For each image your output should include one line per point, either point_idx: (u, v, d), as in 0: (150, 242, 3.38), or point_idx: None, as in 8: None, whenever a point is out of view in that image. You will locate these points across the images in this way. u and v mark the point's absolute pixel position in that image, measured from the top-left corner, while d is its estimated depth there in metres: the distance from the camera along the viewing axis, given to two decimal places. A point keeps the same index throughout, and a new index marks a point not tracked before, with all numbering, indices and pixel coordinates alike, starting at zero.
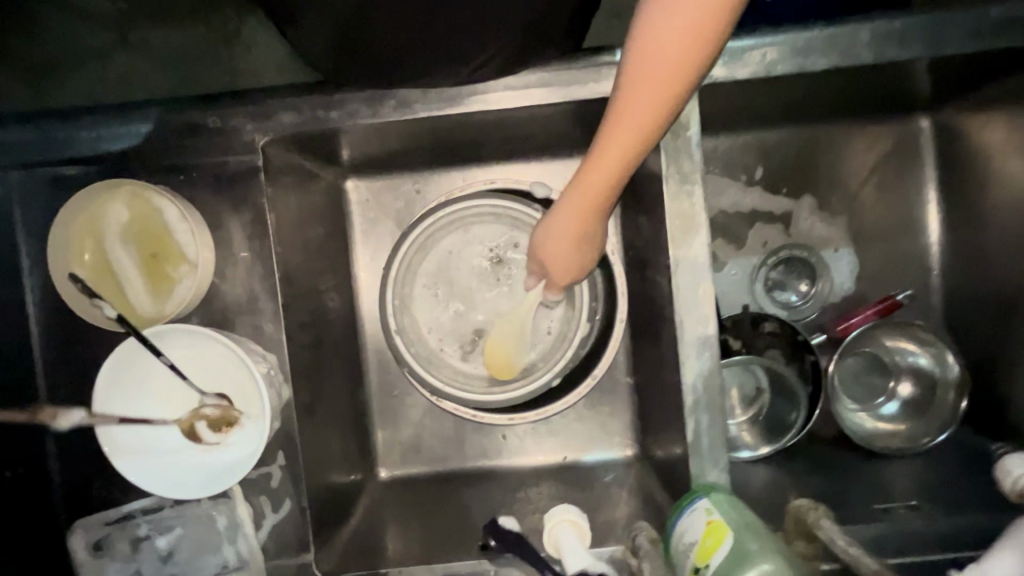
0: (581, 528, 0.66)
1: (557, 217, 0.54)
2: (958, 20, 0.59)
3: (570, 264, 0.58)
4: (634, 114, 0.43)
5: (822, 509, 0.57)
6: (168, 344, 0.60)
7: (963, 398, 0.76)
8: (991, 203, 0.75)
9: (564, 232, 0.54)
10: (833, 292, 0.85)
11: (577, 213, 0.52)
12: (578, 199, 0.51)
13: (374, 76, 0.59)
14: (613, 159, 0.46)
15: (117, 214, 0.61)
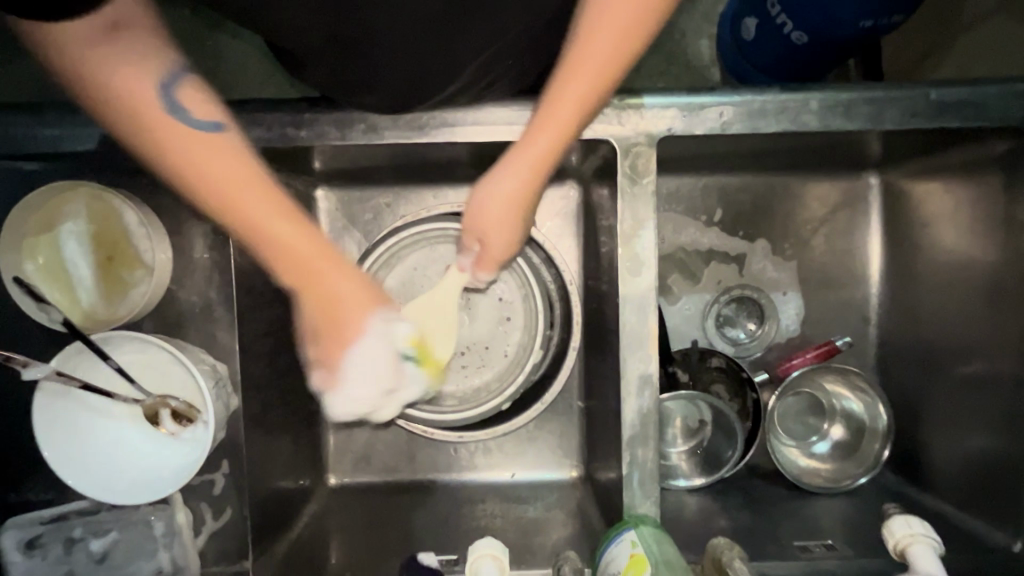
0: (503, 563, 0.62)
1: (505, 170, 0.55)
2: (897, 99, 0.64)
3: (512, 225, 0.58)
4: (597, 55, 0.48)
5: (736, 550, 0.60)
6: (117, 348, 0.60)
7: (885, 448, 0.81)
8: (921, 263, 0.81)
9: (513, 185, 0.55)
10: (779, 334, 0.89)
11: (529, 161, 0.53)
12: (533, 145, 0.53)
13: (354, 99, 0.62)
14: (568, 105, 0.50)
15: (75, 211, 0.62)
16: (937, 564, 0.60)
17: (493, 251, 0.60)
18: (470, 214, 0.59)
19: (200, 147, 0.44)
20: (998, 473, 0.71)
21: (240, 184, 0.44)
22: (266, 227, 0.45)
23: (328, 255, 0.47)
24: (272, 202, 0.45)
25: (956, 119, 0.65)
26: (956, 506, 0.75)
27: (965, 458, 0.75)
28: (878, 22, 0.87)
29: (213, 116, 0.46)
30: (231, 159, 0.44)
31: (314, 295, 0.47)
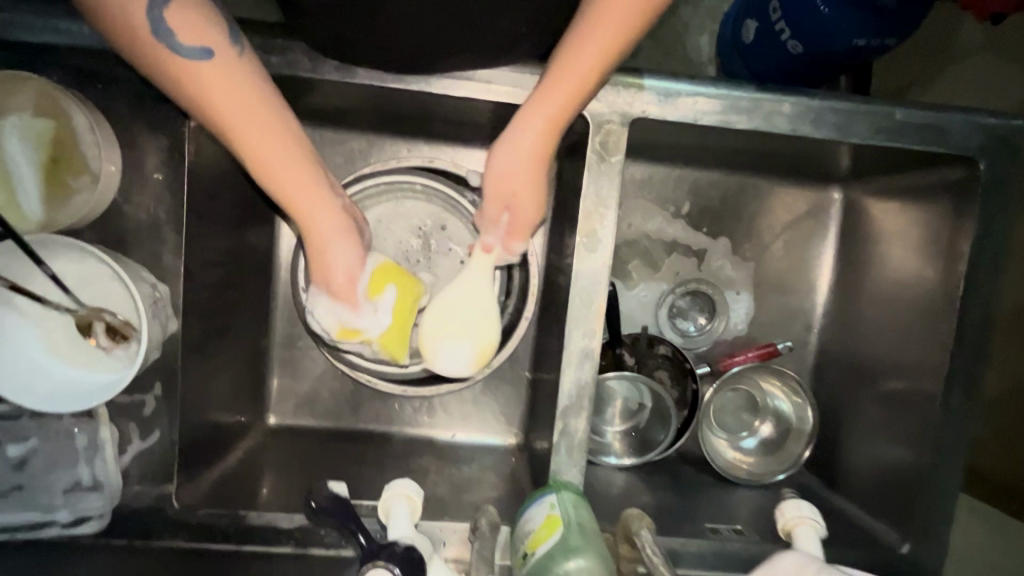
0: (415, 504, 0.64)
1: (521, 134, 0.57)
2: (864, 114, 0.66)
3: (531, 185, 0.60)
4: (608, 24, 0.52)
5: (646, 520, 0.63)
6: (52, 254, 0.58)
7: (806, 448, 0.86)
8: (867, 280, 0.85)
9: (533, 140, 0.57)
10: (727, 331, 0.92)
11: (546, 120, 0.57)
12: (545, 108, 0.56)
13: (326, 40, 0.60)
14: (585, 57, 0.54)
15: (23, 106, 0.59)
16: (818, 545, 0.65)
17: (520, 222, 0.62)
18: (490, 179, 0.60)
19: (200, 71, 0.49)
20: (902, 483, 0.76)
21: (236, 117, 0.50)
22: (264, 163, 0.53)
23: (309, 188, 0.55)
24: (276, 142, 0.53)
25: (917, 142, 0.67)
26: (862, 509, 0.80)
27: (879, 467, 0.80)
28: (870, 43, 0.91)
29: (204, 37, 0.49)
30: (232, 89, 0.50)
31: (304, 227, 0.57)
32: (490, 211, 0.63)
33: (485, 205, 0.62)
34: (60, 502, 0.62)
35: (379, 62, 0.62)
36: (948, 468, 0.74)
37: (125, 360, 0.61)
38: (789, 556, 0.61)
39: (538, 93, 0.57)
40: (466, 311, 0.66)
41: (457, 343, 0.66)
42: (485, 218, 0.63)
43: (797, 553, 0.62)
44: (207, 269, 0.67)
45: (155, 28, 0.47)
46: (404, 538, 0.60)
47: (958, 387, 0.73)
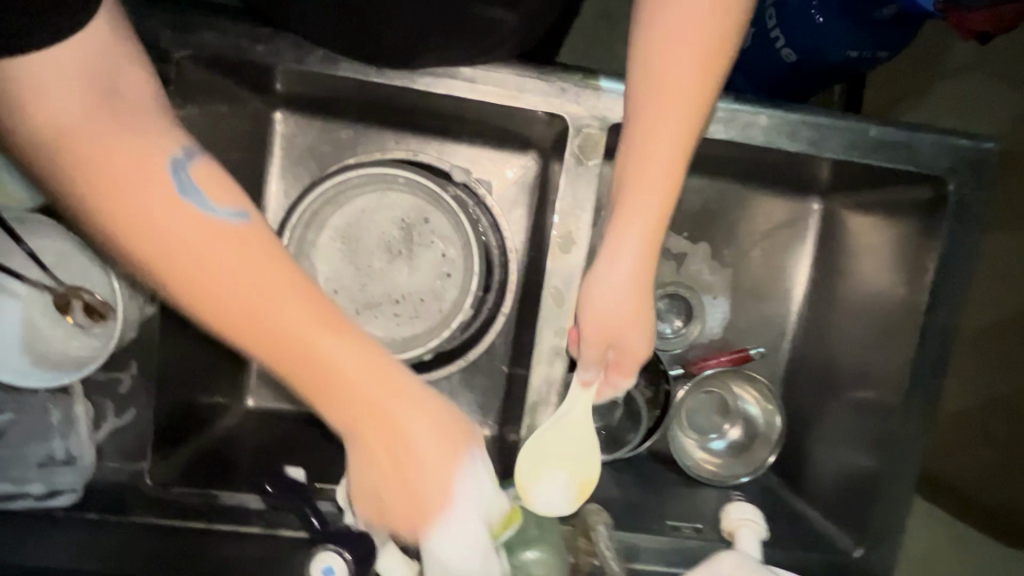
0: None
1: (618, 259, 0.57)
2: (839, 129, 0.67)
3: (639, 306, 0.58)
4: (666, 127, 0.54)
5: (602, 514, 0.66)
6: (34, 235, 0.61)
7: (772, 453, 0.88)
8: (838, 291, 0.87)
9: (630, 268, 0.57)
10: (702, 334, 0.94)
11: (638, 241, 0.56)
12: (636, 225, 0.56)
13: (309, 26, 0.62)
14: (658, 163, 0.55)
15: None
16: (757, 547, 0.67)
17: (630, 347, 0.60)
18: (588, 324, 0.59)
19: (228, 250, 0.43)
20: (860, 488, 0.79)
21: (274, 290, 0.43)
22: (309, 345, 0.44)
23: (382, 379, 0.46)
24: (326, 315, 0.45)
25: (888, 159, 0.69)
26: (823, 513, 0.83)
27: (841, 472, 0.82)
28: (864, 54, 0.92)
29: (234, 207, 0.46)
30: (264, 263, 0.44)
31: (376, 426, 0.47)
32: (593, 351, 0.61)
33: (589, 340, 0.60)
34: (34, 475, 0.62)
35: (361, 53, 0.64)
36: (904, 476, 0.77)
37: (101, 338, 0.62)
38: (728, 557, 0.63)
39: (623, 213, 0.56)
40: (564, 443, 0.63)
41: (550, 476, 0.62)
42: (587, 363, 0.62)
43: (732, 553, 0.63)
44: None
45: (186, 198, 0.44)
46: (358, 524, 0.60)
47: (916, 398, 0.76)
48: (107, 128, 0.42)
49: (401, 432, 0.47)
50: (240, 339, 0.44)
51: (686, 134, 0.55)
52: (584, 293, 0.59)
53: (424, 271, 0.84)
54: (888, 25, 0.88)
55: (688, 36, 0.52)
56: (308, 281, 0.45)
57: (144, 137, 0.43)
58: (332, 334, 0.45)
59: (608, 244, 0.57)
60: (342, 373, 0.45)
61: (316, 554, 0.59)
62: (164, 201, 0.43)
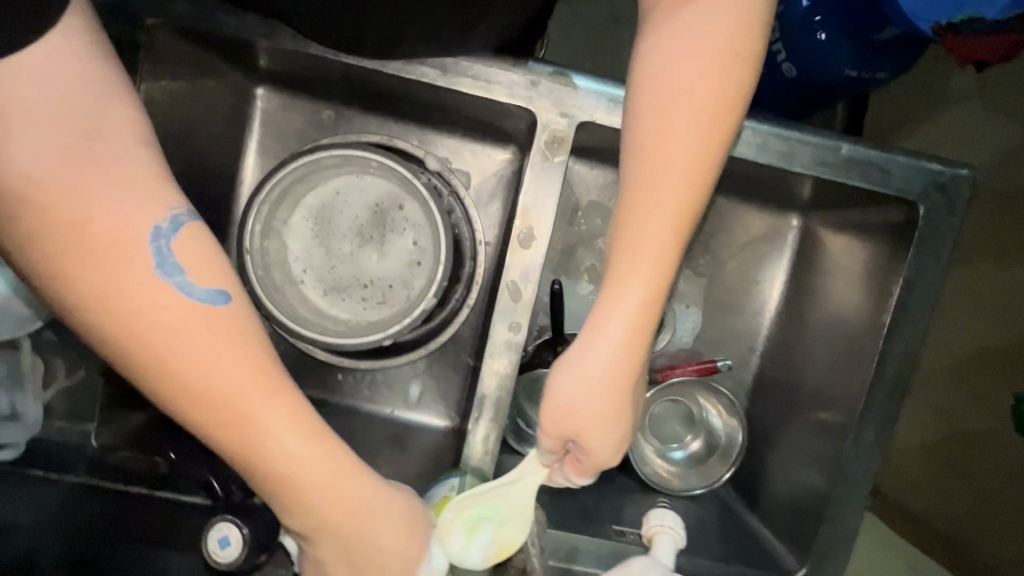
0: None
1: (596, 347, 0.52)
2: (812, 145, 0.68)
3: (611, 408, 0.53)
4: (662, 205, 0.50)
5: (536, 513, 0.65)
6: None
7: (728, 469, 0.87)
8: (811, 309, 0.86)
9: (607, 358, 0.52)
10: (671, 343, 0.93)
11: (623, 331, 0.51)
12: (617, 314, 0.51)
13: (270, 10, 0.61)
14: (652, 244, 0.51)
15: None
16: (672, 557, 0.65)
17: (592, 450, 0.55)
18: (556, 410, 0.54)
19: (209, 339, 0.39)
20: (810, 507, 0.79)
21: (245, 386, 0.40)
22: (270, 446, 0.41)
23: (351, 482, 0.45)
24: (298, 420, 0.42)
25: (859, 178, 0.69)
26: (773, 529, 0.83)
27: (795, 490, 0.82)
28: (864, 74, 0.91)
29: (218, 286, 0.42)
30: (241, 356, 0.40)
31: (336, 524, 0.45)
32: (556, 439, 0.56)
33: (549, 429, 0.55)
34: None
35: (330, 39, 0.63)
36: (853, 501, 0.76)
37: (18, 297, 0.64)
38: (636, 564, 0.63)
39: (606, 298, 0.52)
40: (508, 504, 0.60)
41: (481, 527, 0.59)
42: (553, 452, 0.58)
43: (645, 560, 0.63)
44: None
45: (164, 275, 0.40)
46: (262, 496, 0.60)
47: (872, 423, 0.75)
48: (82, 184, 0.37)
49: (364, 526, 0.46)
50: (202, 427, 0.41)
51: (682, 215, 0.51)
52: (556, 378, 0.54)
53: (394, 257, 0.84)
54: (895, 45, 0.86)
55: (690, 103, 0.50)
56: (289, 382, 0.43)
57: (123, 194, 0.39)
58: (305, 437, 0.42)
59: (586, 331, 0.53)
60: (308, 483, 0.43)
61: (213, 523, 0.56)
62: (137, 275, 0.38)
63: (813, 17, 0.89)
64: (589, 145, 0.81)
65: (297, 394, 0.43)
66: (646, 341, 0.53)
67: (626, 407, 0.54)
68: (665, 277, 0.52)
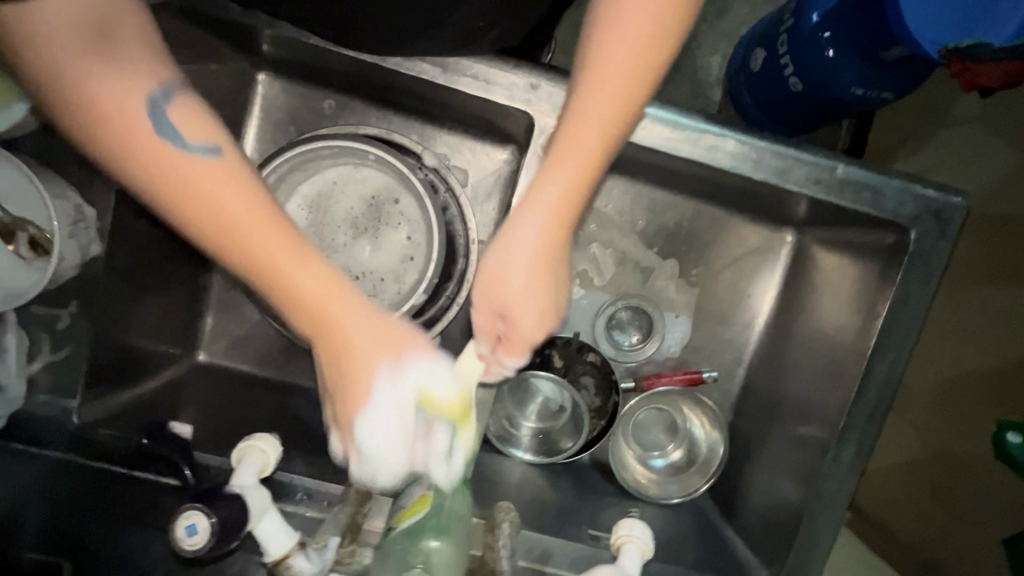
0: (266, 459, 0.65)
1: (523, 224, 0.53)
2: (806, 164, 0.68)
3: (538, 284, 0.54)
4: (606, 86, 0.51)
5: (513, 514, 0.65)
6: None
7: (708, 480, 0.88)
8: (798, 325, 0.86)
9: (536, 233, 0.53)
10: (659, 351, 0.93)
11: (549, 206, 0.52)
12: (550, 189, 0.52)
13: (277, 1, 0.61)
14: (591, 125, 0.51)
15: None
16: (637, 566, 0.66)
17: (519, 324, 0.55)
18: (484, 283, 0.55)
19: (198, 173, 0.45)
20: (784, 521, 0.79)
21: (246, 218, 0.45)
22: (283, 273, 0.46)
23: (339, 299, 0.48)
24: (295, 249, 0.47)
25: (850, 201, 0.70)
26: (746, 540, 0.83)
27: (770, 504, 0.82)
28: (869, 93, 0.91)
29: (209, 139, 0.47)
30: (236, 193, 0.46)
31: (326, 337, 0.49)
32: (485, 317, 0.56)
33: (477, 303, 0.56)
34: None
35: (332, 30, 0.64)
36: (827, 518, 0.77)
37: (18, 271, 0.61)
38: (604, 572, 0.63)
39: (545, 174, 0.53)
40: None
41: None
42: (483, 332, 0.57)
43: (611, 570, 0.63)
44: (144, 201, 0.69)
45: (160, 128, 0.45)
46: (237, 487, 0.59)
47: (851, 442, 0.76)
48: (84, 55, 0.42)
49: (353, 342, 0.49)
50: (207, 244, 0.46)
51: (625, 101, 0.51)
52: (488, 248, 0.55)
53: (387, 251, 0.84)
54: (899, 66, 0.86)
55: None
56: (275, 215, 0.47)
57: (124, 69, 0.45)
58: (291, 261, 0.46)
59: (522, 205, 0.53)
60: (299, 295, 0.47)
61: (182, 511, 0.54)
62: (140, 126, 0.44)
63: (822, 33, 0.88)
64: None
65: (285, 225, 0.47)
66: (573, 222, 0.54)
67: (555, 287, 0.55)
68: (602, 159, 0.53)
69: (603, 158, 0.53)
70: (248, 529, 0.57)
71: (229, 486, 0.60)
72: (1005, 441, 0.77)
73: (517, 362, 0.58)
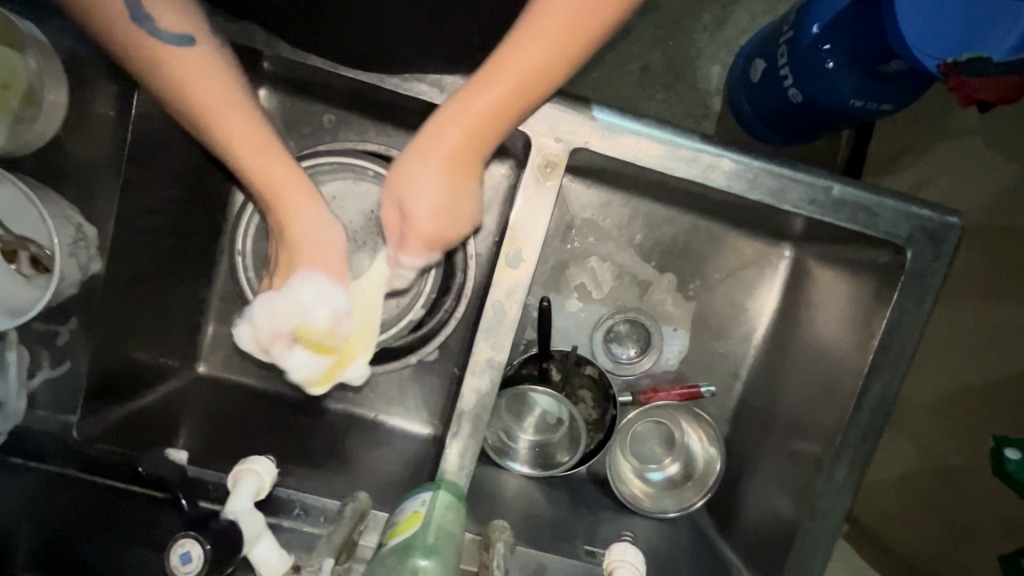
0: (262, 483, 0.63)
1: (437, 137, 0.60)
2: (802, 185, 0.69)
3: (441, 198, 0.63)
4: (537, 38, 0.56)
5: (507, 534, 0.66)
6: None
7: (704, 495, 0.88)
8: (795, 340, 0.86)
9: (446, 149, 0.60)
10: (656, 364, 0.93)
11: (461, 128, 0.60)
12: (466, 116, 0.59)
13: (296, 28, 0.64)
14: (509, 65, 0.57)
15: (51, 97, 0.62)
16: None
17: (412, 226, 0.64)
18: (393, 182, 0.63)
19: (178, 60, 0.55)
20: (781, 537, 0.79)
21: (215, 94, 0.56)
22: (238, 148, 0.58)
23: (287, 178, 0.61)
24: (252, 128, 0.58)
25: (848, 219, 0.70)
26: (742, 556, 0.83)
27: (766, 520, 0.82)
28: (868, 105, 0.90)
29: (185, 31, 0.55)
30: (211, 81, 0.56)
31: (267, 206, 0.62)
32: (391, 213, 0.65)
33: (385, 202, 0.65)
34: None
35: (336, 51, 0.65)
36: (824, 535, 0.77)
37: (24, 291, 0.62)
38: None
39: (466, 97, 0.59)
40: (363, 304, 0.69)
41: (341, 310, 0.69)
42: (392, 228, 0.67)
43: None
44: (144, 217, 0.70)
45: (138, 20, 0.53)
46: (231, 514, 0.58)
47: (848, 459, 0.76)
48: None
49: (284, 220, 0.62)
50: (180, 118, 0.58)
51: (547, 60, 0.56)
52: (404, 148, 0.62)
53: None
54: (899, 79, 0.85)
55: None
56: (241, 103, 0.58)
57: None
58: (243, 147, 0.58)
59: (439, 113, 0.61)
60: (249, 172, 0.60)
61: (176, 539, 0.54)
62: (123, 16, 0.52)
63: (822, 45, 0.88)
64: (586, 165, 0.81)
65: (247, 115, 0.58)
66: (483, 150, 0.62)
67: (452, 201, 0.63)
68: (513, 103, 0.59)
69: (517, 102, 0.59)
70: (242, 552, 0.57)
71: (223, 513, 0.58)
72: (1004, 458, 0.77)
73: (415, 262, 0.68)
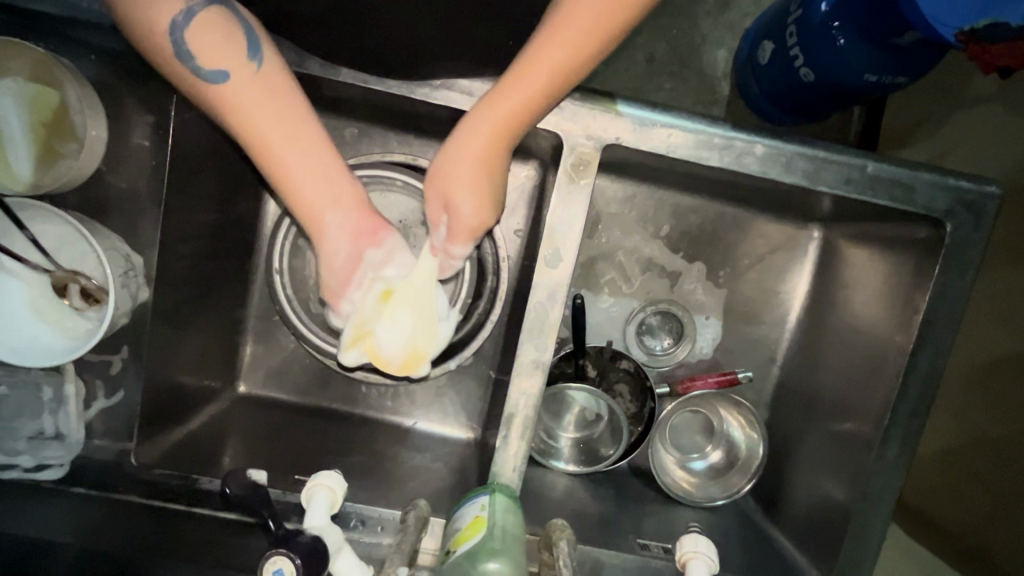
0: (334, 496, 0.64)
1: (472, 132, 0.61)
2: (835, 166, 0.69)
3: (479, 186, 0.63)
4: (567, 30, 0.57)
5: (568, 532, 0.67)
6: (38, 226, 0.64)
7: (749, 481, 0.88)
8: (830, 321, 0.86)
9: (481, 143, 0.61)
10: (691, 354, 0.93)
11: (495, 121, 0.60)
12: (498, 109, 0.60)
13: (328, 44, 0.65)
14: (542, 58, 0.58)
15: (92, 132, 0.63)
16: None
17: (458, 219, 0.63)
18: (433, 180, 0.63)
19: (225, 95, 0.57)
20: (832, 519, 0.79)
21: (259, 118, 0.58)
22: (281, 175, 0.61)
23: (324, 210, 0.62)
24: (292, 156, 0.60)
25: (885, 196, 0.69)
26: (794, 541, 0.83)
27: (816, 503, 0.82)
28: (882, 79, 0.89)
29: (223, 63, 0.57)
30: (250, 111, 0.58)
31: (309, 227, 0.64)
32: (432, 206, 0.65)
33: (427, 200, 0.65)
34: (24, 447, 0.65)
35: (368, 62, 0.66)
36: (876, 514, 0.76)
37: (81, 326, 0.65)
38: None
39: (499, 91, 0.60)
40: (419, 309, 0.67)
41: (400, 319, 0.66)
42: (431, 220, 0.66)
43: None
44: (186, 243, 0.71)
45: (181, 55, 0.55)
46: (313, 530, 0.59)
47: (895, 439, 0.75)
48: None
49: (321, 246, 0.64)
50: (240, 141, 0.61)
51: (570, 56, 0.58)
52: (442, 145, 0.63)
53: None
54: (915, 51, 0.85)
55: None
56: (281, 132, 0.59)
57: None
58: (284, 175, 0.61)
59: (473, 111, 0.61)
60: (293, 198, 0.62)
61: (267, 557, 0.54)
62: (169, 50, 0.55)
63: (832, 23, 0.88)
64: (612, 160, 0.80)
65: (286, 144, 0.59)
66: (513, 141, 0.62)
67: (490, 190, 0.63)
68: (545, 95, 0.60)
69: (549, 94, 0.60)
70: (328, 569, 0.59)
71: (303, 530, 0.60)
72: None
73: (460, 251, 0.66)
